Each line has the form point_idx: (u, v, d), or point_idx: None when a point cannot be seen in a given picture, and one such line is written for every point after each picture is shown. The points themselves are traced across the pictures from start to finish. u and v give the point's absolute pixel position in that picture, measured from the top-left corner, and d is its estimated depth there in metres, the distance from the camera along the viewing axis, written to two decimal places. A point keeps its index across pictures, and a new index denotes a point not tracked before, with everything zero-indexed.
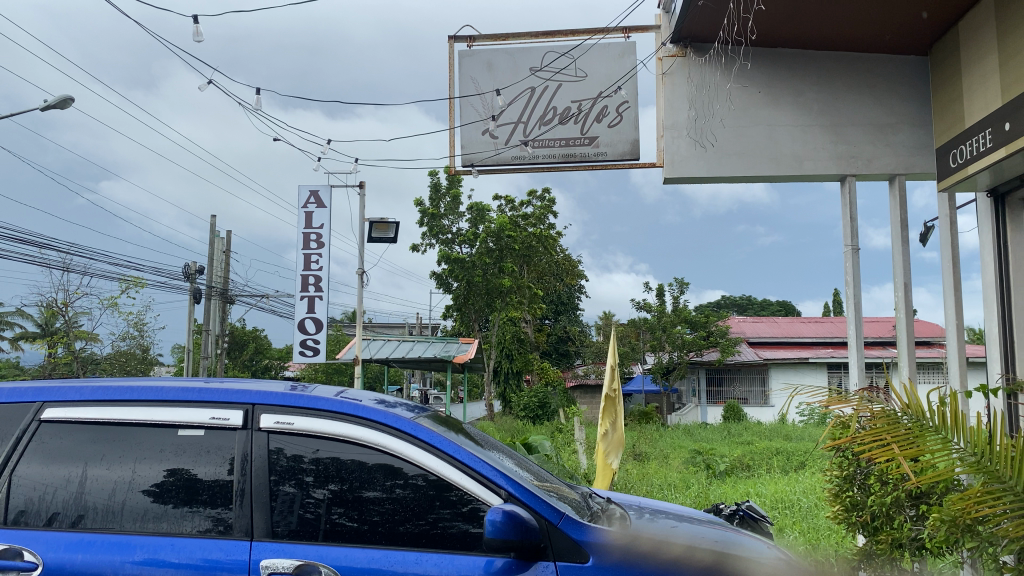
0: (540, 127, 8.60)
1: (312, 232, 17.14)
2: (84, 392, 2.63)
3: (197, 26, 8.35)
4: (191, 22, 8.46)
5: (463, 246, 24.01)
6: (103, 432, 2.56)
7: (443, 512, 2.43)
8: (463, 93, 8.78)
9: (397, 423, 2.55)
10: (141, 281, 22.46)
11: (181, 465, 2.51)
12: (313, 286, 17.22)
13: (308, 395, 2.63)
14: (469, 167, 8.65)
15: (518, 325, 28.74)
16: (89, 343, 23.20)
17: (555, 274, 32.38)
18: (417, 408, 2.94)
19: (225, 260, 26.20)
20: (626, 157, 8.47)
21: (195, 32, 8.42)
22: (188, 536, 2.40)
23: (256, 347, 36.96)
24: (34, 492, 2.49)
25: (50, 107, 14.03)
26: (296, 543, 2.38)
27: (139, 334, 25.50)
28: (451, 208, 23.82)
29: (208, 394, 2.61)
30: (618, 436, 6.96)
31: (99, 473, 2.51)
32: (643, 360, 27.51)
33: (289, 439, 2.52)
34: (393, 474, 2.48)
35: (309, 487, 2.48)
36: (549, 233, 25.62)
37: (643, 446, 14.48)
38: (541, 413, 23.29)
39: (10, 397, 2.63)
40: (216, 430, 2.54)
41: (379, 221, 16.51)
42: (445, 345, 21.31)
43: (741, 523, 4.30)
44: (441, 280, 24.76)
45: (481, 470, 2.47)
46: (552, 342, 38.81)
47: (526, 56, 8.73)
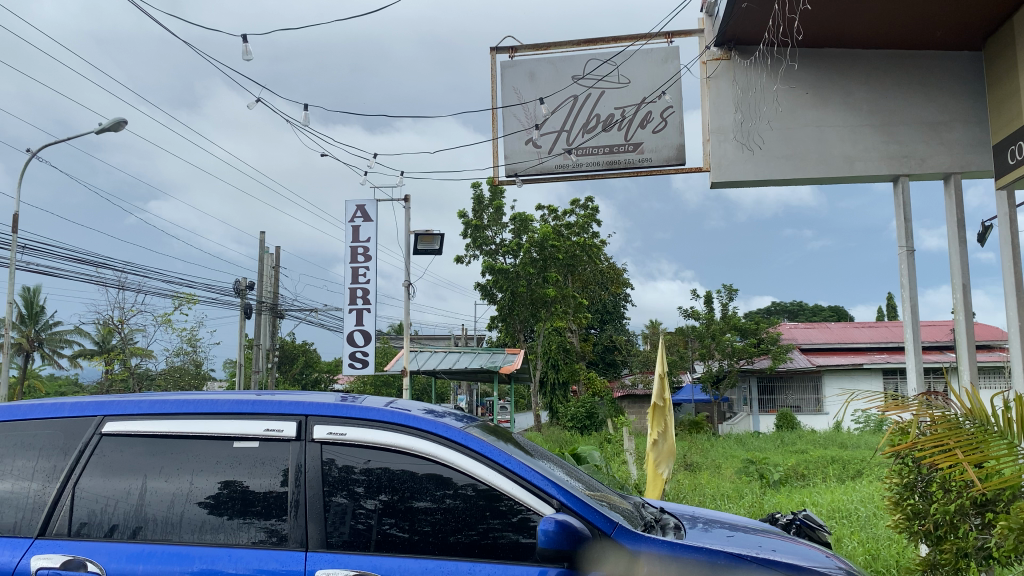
0: (584, 135, 8.60)
1: (359, 246, 17.36)
2: (143, 406, 2.70)
3: (246, 45, 8.55)
4: (241, 41, 8.63)
5: (507, 257, 24.05)
6: (158, 446, 2.61)
7: (493, 523, 2.42)
8: (505, 104, 8.82)
9: (448, 432, 2.56)
10: (193, 297, 22.99)
11: (235, 477, 2.54)
12: (361, 299, 17.38)
13: (359, 406, 2.65)
14: (512, 177, 8.70)
15: (564, 335, 28.71)
16: (144, 359, 23.76)
17: (601, 283, 32.31)
18: (466, 418, 2.94)
19: (274, 275, 26.65)
20: (672, 162, 8.41)
21: (243, 51, 8.63)
22: (243, 547, 2.43)
23: (306, 361, 37.61)
24: (95, 505, 2.54)
25: (106, 129, 14.50)
26: (351, 553, 2.39)
27: (193, 350, 26.04)
28: (494, 219, 23.90)
29: (264, 406, 2.65)
30: (668, 446, 6.87)
31: (158, 485, 2.56)
32: (692, 369, 27.36)
33: (341, 450, 2.54)
34: (443, 485, 2.49)
35: (360, 498, 2.49)
36: (593, 242, 25.23)
37: (694, 455, 14.34)
38: (589, 423, 23.17)
39: (73, 411, 2.71)
40: (271, 442, 2.57)
41: (425, 234, 16.61)
42: (491, 355, 21.28)
43: (798, 533, 4.17)
44: (485, 291, 24.84)
45: (532, 480, 2.46)
46: (598, 352, 38.60)
47: (567, 65, 8.76)
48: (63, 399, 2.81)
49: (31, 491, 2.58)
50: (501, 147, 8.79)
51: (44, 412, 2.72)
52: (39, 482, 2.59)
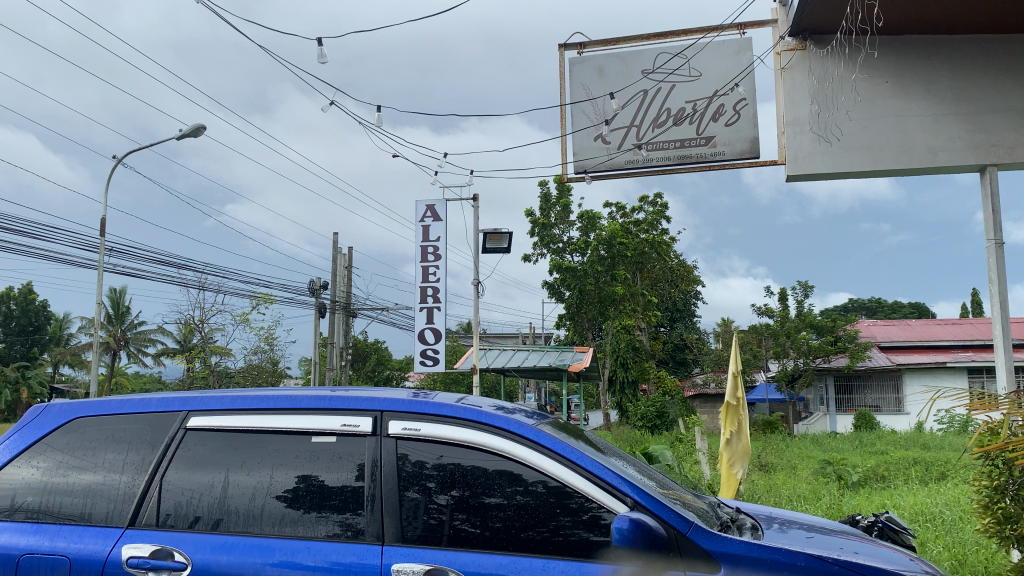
0: (654, 130, 8.54)
1: (429, 245, 17.55)
2: (225, 402, 2.78)
3: (322, 48, 8.76)
4: (316, 45, 8.82)
5: (575, 255, 23.96)
6: (239, 440, 2.68)
7: (564, 520, 2.42)
8: (574, 100, 8.80)
9: (521, 429, 2.56)
10: (270, 297, 23.61)
11: (311, 472, 2.60)
12: (432, 297, 17.56)
13: (432, 402, 2.68)
14: (582, 174, 8.69)
15: (632, 333, 28.52)
16: (223, 357, 24.52)
17: (671, 281, 31.98)
18: (536, 415, 2.94)
19: (347, 276, 27.17)
20: (746, 156, 8.32)
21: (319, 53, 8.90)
22: (320, 540, 2.48)
23: (378, 359, 38.26)
24: (182, 497, 2.62)
25: (186, 135, 15.02)
26: (427, 548, 2.41)
27: (269, 348, 26.74)
28: (562, 217, 23.85)
29: (340, 402, 2.71)
30: (743, 445, 6.74)
31: (240, 479, 2.63)
32: (766, 368, 26.83)
33: (415, 446, 2.57)
34: (515, 481, 2.49)
35: (432, 493, 2.51)
36: (663, 239, 24.96)
37: (768, 455, 14.04)
38: (660, 423, 22.93)
39: (159, 406, 2.81)
40: (347, 437, 2.61)
41: (493, 233, 16.68)
42: (560, 353, 21.24)
43: (880, 534, 4.03)
44: (553, 289, 24.78)
45: (606, 478, 2.44)
46: (669, 350, 38.24)
47: (637, 59, 8.68)
48: (149, 395, 2.91)
49: (121, 483, 2.68)
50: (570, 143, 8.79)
51: (132, 407, 2.83)
52: (129, 474, 2.69)
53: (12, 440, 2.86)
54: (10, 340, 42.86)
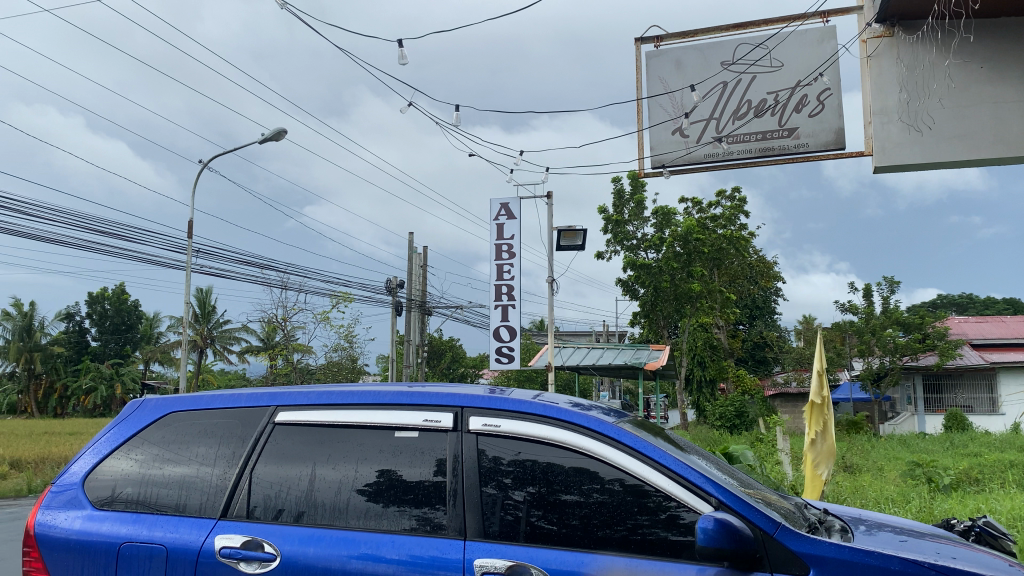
0: (735, 122, 8.91)
1: (504, 243, 17.65)
2: (311, 397, 2.85)
3: (401, 49, 8.90)
4: (396, 48, 8.96)
5: (650, 252, 23.68)
6: (322, 435, 2.74)
7: (642, 519, 2.39)
8: (652, 94, 9.23)
9: (600, 427, 2.55)
10: (349, 296, 24.11)
11: (391, 466, 2.64)
12: (506, 295, 17.62)
13: (510, 397, 2.69)
14: (661, 167, 9.18)
15: (710, 331, 28.08)
16: (305, 355, 25.16)
17: (749, 277, 31.36)
18: (615, 412, 2.92)
19: (422, 275, 27.54)
20: (829, 146, 8.62)
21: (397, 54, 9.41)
22: (399, 533, 2.52)
23: (453, 356, 38.88)
24: (272, 489, 2.70)
25: (267, 139, 15.47)
26: (508, 544, 2.42)
27: (349, 346, 27.30)
28: (635, 213, 23.60)
29: (420, 398, 2.75)
30: (828, 446, 6.55)
31: (326, 472, 2.69)
32: (850, 367, 26.02)
33: (494, 442, 2.58)
34: (592, 478, 2.48)
35: (508, 489, 2.52)
36: (741, 234, 24.67)
37: (853, 457, 13.61)
38: (738, 422, 22.48)
39: (249, 401, 2.90)
40: (429, 432, 2.64)
41: (567, 230, 16.63)
42: (635, 351, 21.02)
43: (978, 540, 3.86)
44: (628, 287, 24.56)
45: (690, 478, 2.41)
46: (748, 348, 37.54)
47: (716, 52, 9.05)
48: (239, 390, 3.00)
49: (213, 476, 2.78)
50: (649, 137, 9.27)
51: (223, 402, 2.93)
52: (221, 467, 2.79)
53: (111, 434, 3.00)
54: (105, 338, 44.90)
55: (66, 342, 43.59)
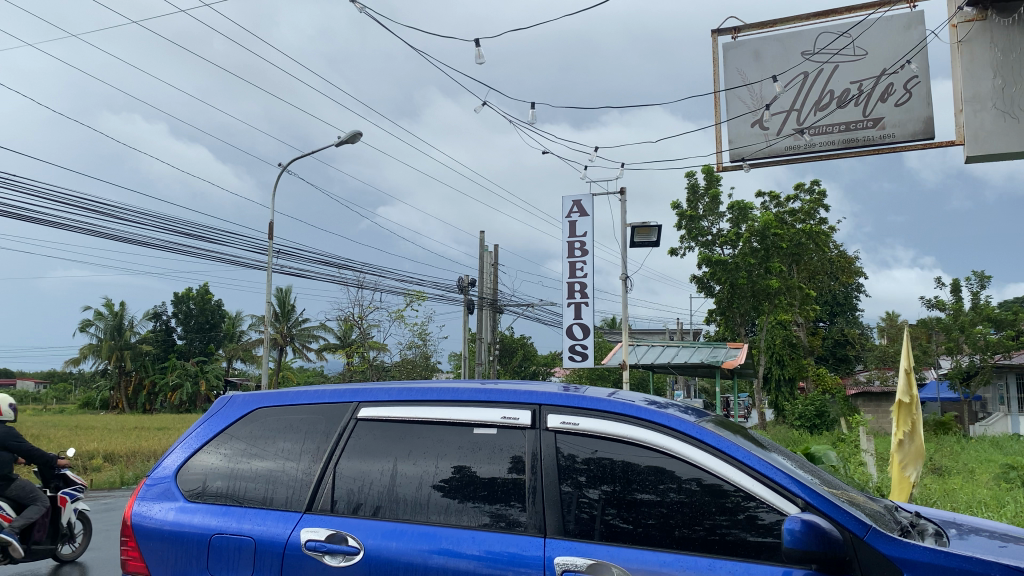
0: (818, 113, 9.96)
1: (576, 240, 17.62)
2: (393, 393, 2.89)
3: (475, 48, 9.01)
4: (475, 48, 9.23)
5: (725, 248, 23.29)
6: (402, 430, 2.79)
7: (720, 519, 2.35)
8: (734, 86, 10.37)
9: (681, 426, 2.52)
10: (422, 294, 24.43)
11: (468, 463, 2.66)
12: (579, 293, 17.57)
13: (587, 396, 2.68)
14: (743, 158, 10.28)
15: (789, 329, 27.46)
16: (380, 352, 25.55)
17: (830, 273, 30.54)
18: (695, 411, 2.87)
19: (494, 273, 27.68)
20: (913, 134, 9.56)
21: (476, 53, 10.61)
22: (475, 529, 2.53)
23: (524, 354, 39.06)
24: (356, 483, 2.75)
25: (343, 142, 15.78)
26: (586, 542, 2.41)
27: (422, 344, 27.63)
28: (711, 208, 23.21)
29: (497, 395, 2.75)
30: (916, 447, 6.32)
31: (408, 468, 2.72)
32: (937, 365, 25.10)
33: (572, 441, 2.57)
34: (668, 478, 2.45)
35: (583, 487, 2.51)
36: (821, 229, 23.96)
37: (942, 458, 13.11)
38: (819, 422, 21.92)
39: (332, 398, 2.96)
40: (507, 429, 2.65)
41: (642, 226, 16.49)
42: (712, 350, 20.69)
43: None
44: (703, 284, 24.19)
45: (775, 478, 2.35)
46: (829, 346, 36.57)
47: (797, 44, 10.16)
48: (321, 387, 3.08)
49: (297, 470, 2.84)
50: (732, 129, 10.39)
51: (307, 398, 3.00)
52: (306, 460, 2.85)
53: (201, 429, 3.10)
54: (191, 336, 46.50)
55: (154, 340, 45.30)
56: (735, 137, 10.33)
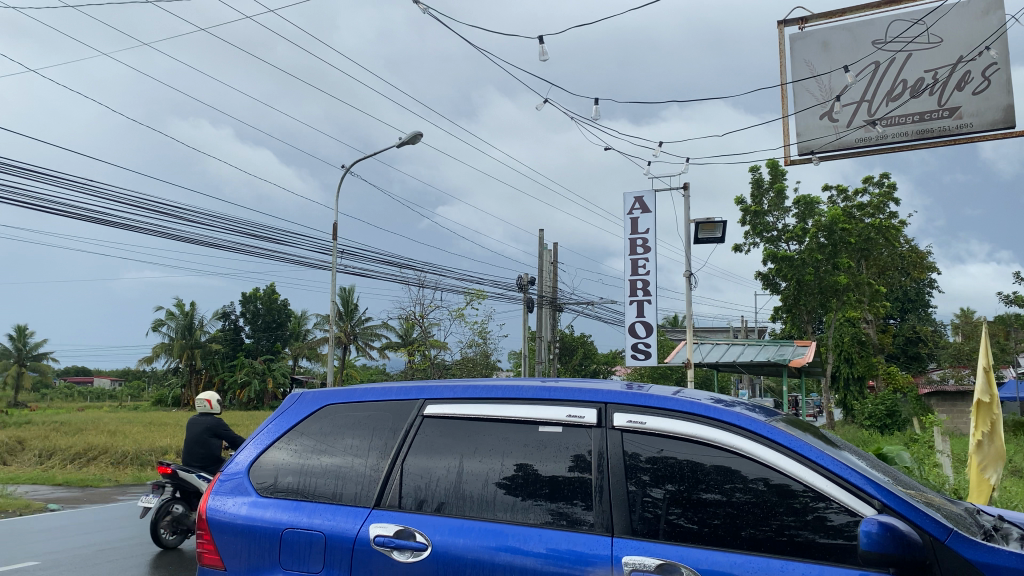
0: (891, 104, 10.52)
1: (638, 237, 17.49)
2: (457, 390, 2.90)
3: (538, 46, 9.05)
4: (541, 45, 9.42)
5: (791, 244, 22.82)
6: (467, 427, 2.80)
7: (789, 520, 2.31)
8: (803, 77, 10.95)
9: (751, 424, 2.47)
10: (483, 293, 24.57)
11: (531, 462, 2.66)
12: (642, 290, 17.43)
13: (654, 394, 2.64)
14: (812, 149, 10.92)
15: (857, 326, 26.77)
16: (441, 350, 25.78)
17: (900, 269, 29.69)
18: (762, 409, 2.81)
19: (554, 271, 27.68)
20: (988, 123, 10.07)
21: (539, 52, 11.11)
22: (538, 527, 2.54)
23: (584, 352, 38.98)
24: (422, 480, 2.77)
25: (404, 143, 15.98)
26: (653, 542, 2.38)
27: (483, 342, 27.79)
28: (776, 203, 22.79)
29: (561, 393, 2.75)
30: (997, 449, 6.06)
31: (474, 466, 2.73)
32: (1016, 363, 24.19)
33: (639, 440, 2.54)
34: (734, 477, 2.41)
35: (648, 486, 2.48)
36: (891, 223, 23.33)
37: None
38: (890, 422, 21.31)
39: (399, 395, 2.99)
40: (573, 428, 2.64)
41: (706, 222, 16.27)
42: (779, 348, 20.31)
43: None
44: (768, 281, 23.76)
45: (850, 479, 2.29)
46: (899, 344, 35.58)
47: (868, 34, 10.65)
48: (387, 385, 3.11)
49: (365, 466, 2.88)
50: (802, 119, 11.03)
51: (374, 395, 3.03)
52: (374, 457, 2.89)
53: (272, 426, 3.16)
54: (258, 335, 47.65)
55: (223, 340, 46.50)
56: (805, 129, 10.97)
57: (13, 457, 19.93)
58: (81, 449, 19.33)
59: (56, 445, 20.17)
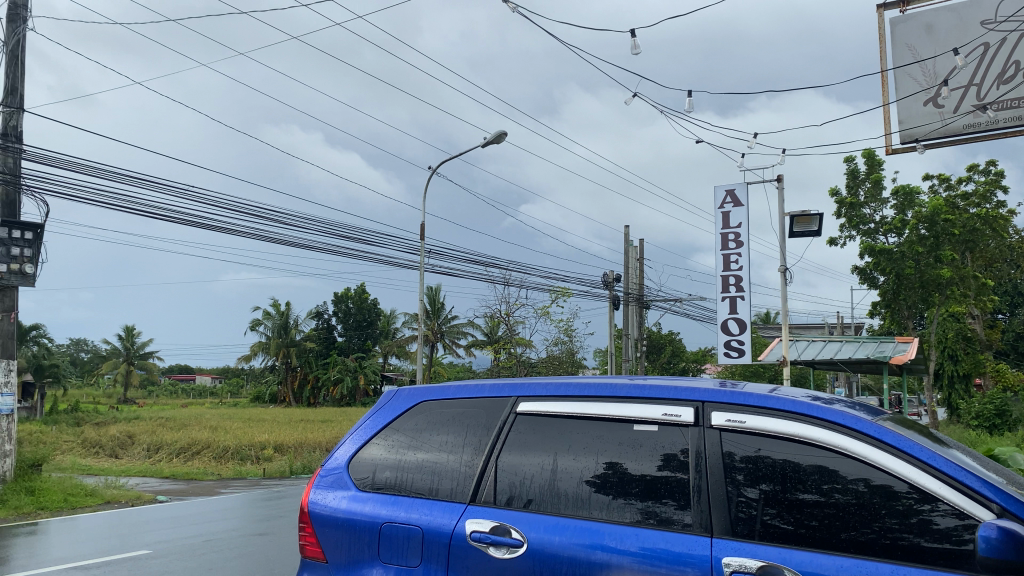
0: (999, 87, 11.03)
1: (730, 232, 17.16)
2: (550, 389, 2.90)
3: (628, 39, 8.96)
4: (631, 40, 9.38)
5: (890, 236, 21.95)
6: (560, 425, 2.79)
7: (893, 523, 2.22)
8: (904, 63, 11.56)
9: (856, 424, 2.39)
10: (569, 290, 24.53)
11: (625, 460, 2.63)
12: (734, 286, 17.07)
13: (753, 393, 2.58)
14: (917, 137, 11.62)
15: (962, 321, 25.53)
16: (527, 348, 25.86)
17: (1010, 260, 28.15)
18: (866, 408, 2.71)
19: (641, 267, 27.40)
20: None
21: (627, 46, 11.01)
22: (629, 525, 2.52)
23: (673, 350, 38.40)
24: (516, 478, 2.78)
25: (490, 142, 16.07)
26: (753, 543, 2.33)
27: (569, 340, 27.73)
28: (873, 194, 21.95)
29: (655, 391, 2.70)
30: None
31: (567, 464, 2.72)
32: None
33: (737, 439, 2.48)
34: (835, 478, 2.34)
35: (742, 486, 2.42)
36: (999, 213, 22.17)
37: None
38: (999, 422, 20.24)
39: (492, 392, 3.00)
40: (668, 426, 2.60)
41: (801, 215, 15.83)
42: (878, 345, 19.53)
43: None
44: (865, 275, 22.91)
45: (964, 481, 2.18)
46: (1009, 340, 33.75)
47: (975, 16, 11.10)
48: (479, 382, 3.13)
49: (459, 462, 2.91)
50: (906, 107, 11.65)
51: (467, 393, 3.06)
52: (469, 454, 2.91)
53: (369, 422, 3.23)
54: (349, 334, 48.81)
55: (317, 338, 47.80)
56: (909, 117, 11.62)
57: (125, 451, 21.03)
58: (186, 444, 20.22)
59: (163, 440, 21.17)
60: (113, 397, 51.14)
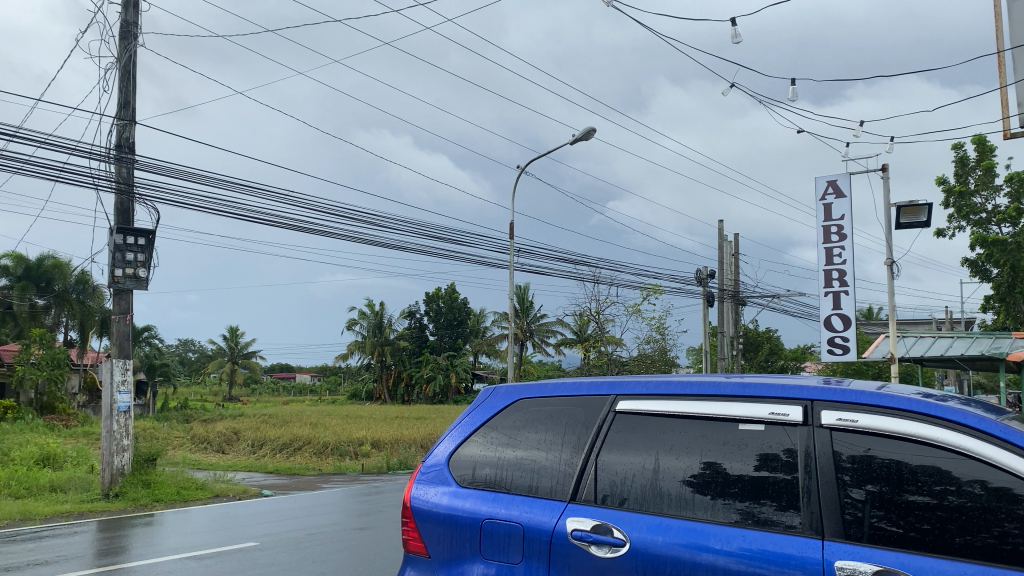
0: None
1: (833, 224, 16.60)
2: (650, 386, 2.85)
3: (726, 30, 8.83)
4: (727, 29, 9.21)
5: (1004, 226, 20.81)
6: (660, 423, 2.75)
7: (1013, 528, 2.10)
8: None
9: (979, 423, 2.25)
10: (661, 288, 24.22)
11: (727, 460, 2.57)
12: (838, 281, 16.48)
13: (865, 391, 2.47)
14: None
15: None
16: (617, 347, 25.65)
17: None
18: (987, 406, 2.56)
19: (736, 263, 26.81)
20: None
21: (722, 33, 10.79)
22: (729, 526, 2.46)
23: (770, 348, 37.38)
24: (616, 477, 2.75)
25: (579, 138, 16.00)
26: (865, 547, 2.24)
27: (662, 338, 27.36)
28: (984, 182, 20.84)
29: (758, 389, 2.62)
30: None
31: (669, 462, 2.68)
32: None
33: (849, 438, 2.39)
34: (950, 479, 2.23)
35: (849, 486, 2.34)
36: None
37: None
38: None
39: (589, 390, 2.98)
40: (775, 426, 2.51)
41: (909, 205, 15.18)
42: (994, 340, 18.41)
43: None
44: (976, 267, 21.72)
45: None
46: None
47: None
48: (577, 379, 3.11)
49: (558, 460, 2.90)
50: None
51: (564, 391, 3.04)
52: (568, 452, 2.90)
53: (468, 420, 3.26)
54: (441, 333, 49.46)
55: (410, 337, 48.65)
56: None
57: (231, 446, 21.93)
58: (288, 440, 20.94)
59: (266, 436, 21.96)
60: (218, 395, 53.35)
